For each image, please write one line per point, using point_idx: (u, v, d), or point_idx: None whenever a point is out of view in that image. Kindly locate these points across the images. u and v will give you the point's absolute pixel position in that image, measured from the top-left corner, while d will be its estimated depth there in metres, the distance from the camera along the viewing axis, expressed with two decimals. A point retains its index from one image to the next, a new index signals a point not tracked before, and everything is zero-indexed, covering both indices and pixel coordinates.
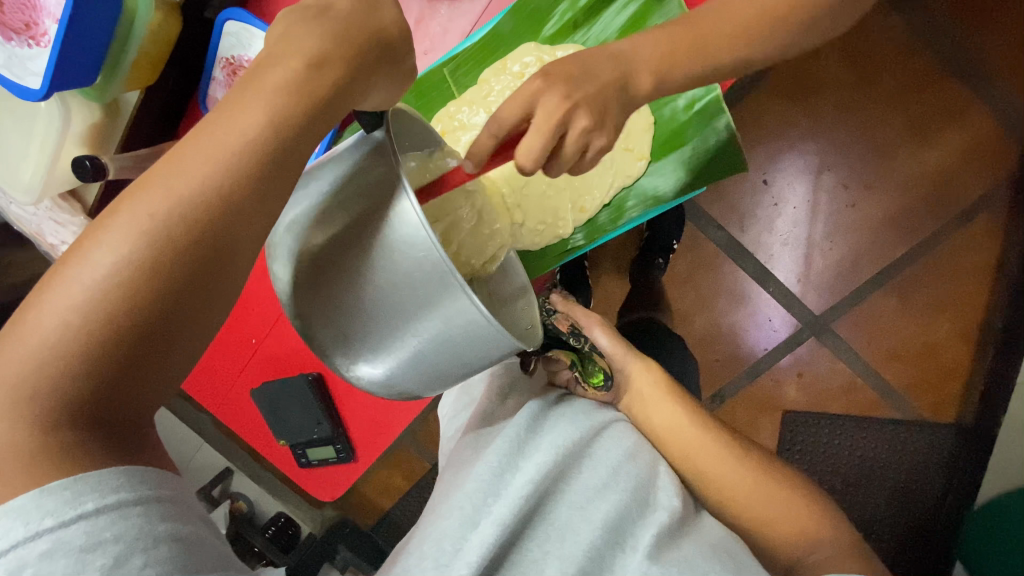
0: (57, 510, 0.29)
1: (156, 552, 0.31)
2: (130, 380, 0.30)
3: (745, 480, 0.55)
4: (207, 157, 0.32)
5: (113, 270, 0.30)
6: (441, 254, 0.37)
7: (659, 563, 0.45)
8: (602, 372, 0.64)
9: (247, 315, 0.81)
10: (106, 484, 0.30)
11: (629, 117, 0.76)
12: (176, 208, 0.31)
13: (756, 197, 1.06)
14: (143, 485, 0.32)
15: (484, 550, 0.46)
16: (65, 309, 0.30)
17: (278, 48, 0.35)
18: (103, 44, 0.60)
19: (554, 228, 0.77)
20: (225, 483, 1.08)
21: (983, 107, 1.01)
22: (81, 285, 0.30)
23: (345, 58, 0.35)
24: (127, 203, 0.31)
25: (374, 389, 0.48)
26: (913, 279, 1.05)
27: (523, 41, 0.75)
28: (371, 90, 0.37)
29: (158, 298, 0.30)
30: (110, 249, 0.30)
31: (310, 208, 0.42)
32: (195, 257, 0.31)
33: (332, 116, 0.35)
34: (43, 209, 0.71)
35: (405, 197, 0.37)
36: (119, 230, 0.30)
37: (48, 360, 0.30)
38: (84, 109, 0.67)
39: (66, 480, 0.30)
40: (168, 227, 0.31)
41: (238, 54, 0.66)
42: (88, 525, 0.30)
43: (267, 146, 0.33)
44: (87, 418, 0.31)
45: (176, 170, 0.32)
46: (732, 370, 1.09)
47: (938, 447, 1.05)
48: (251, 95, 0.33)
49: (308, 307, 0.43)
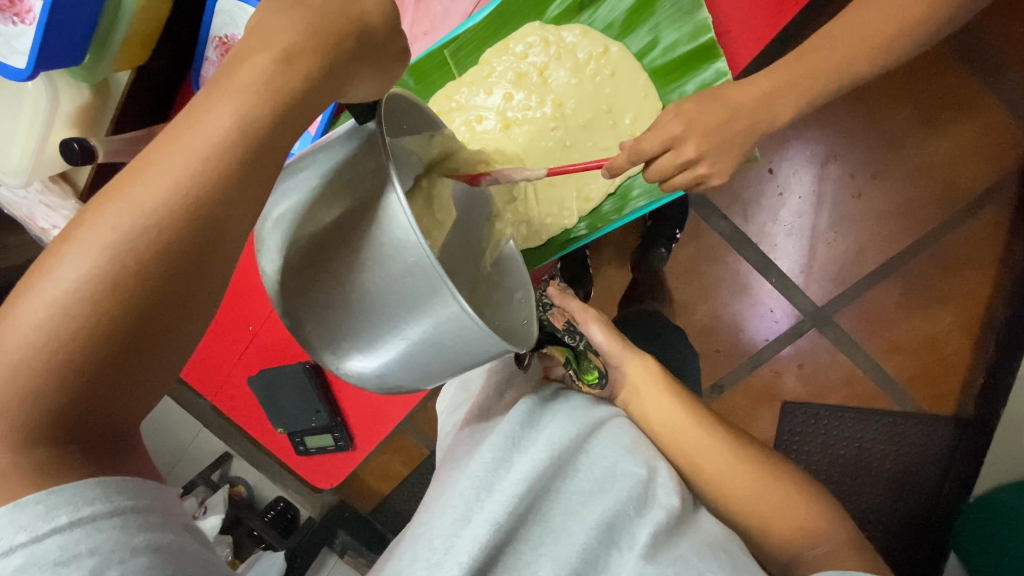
0: (30, 525, 0.29)
1: (133, 564, 0.30)
2: (111, 387, 0.30)
3: (744, 477, 0.54)
4: (179, 161, 0.31)
5: (78, 285, 0.29)
6: (430, 258, 0.36)
7: (655, 563, 0.44)
8: (597, 370, 0.62)
9: (243, 303, 0.79)
10: (82, 496, 0.29)
11: (637, 103, 0.74)
12: (143, 221, 0.30)
13: (761, 186, 1.04)
14: (121, 496, 0.31)
15: (476, 549, 0.45)
16: (30, 326, 0.29)
17: (256, 40, 0.33)
18: (91, 21, 0.57)
19: (559, 218, 0.74)
20: (224, 467, 1.10)
21: (995, 96, 0.99)
22: (45, 301, 0.29)
23: (323, 48, 0.33)
24: (93, 215, 0.30)
25: (365, 384, 0.47)
26: (917, 270, 1.04)
27: (528, 20, 0.73)
28: (353, 84, 0.35)
29: (131, 309, 0.29)
30: (75, 263, 0.29)
31: (300, 200, 0.40)
32: (169, 263, 0.30)
33: (310, 111, 0.34)
34: (34, 192, 0.68)
35: (393, 193, 0.36)
36: (82, 244, 0.29)
37: (17, 377, 0.28)
38: (72, 90, 0.65)
39: (39, 494, 0.29)
40: (136, 239, 0.29)
41: (230, 33, 0.64)
42: (62, 538, 0.29)
43: (240, 148, 0.32)
44: (64, 430, 0.30)
45: (143, 177, 0.30)
46: (732, 360, 1.08)
47: (936, 438, 1.06)
48: (219, 95, 0.32)
49: (296, 302, 0.42)
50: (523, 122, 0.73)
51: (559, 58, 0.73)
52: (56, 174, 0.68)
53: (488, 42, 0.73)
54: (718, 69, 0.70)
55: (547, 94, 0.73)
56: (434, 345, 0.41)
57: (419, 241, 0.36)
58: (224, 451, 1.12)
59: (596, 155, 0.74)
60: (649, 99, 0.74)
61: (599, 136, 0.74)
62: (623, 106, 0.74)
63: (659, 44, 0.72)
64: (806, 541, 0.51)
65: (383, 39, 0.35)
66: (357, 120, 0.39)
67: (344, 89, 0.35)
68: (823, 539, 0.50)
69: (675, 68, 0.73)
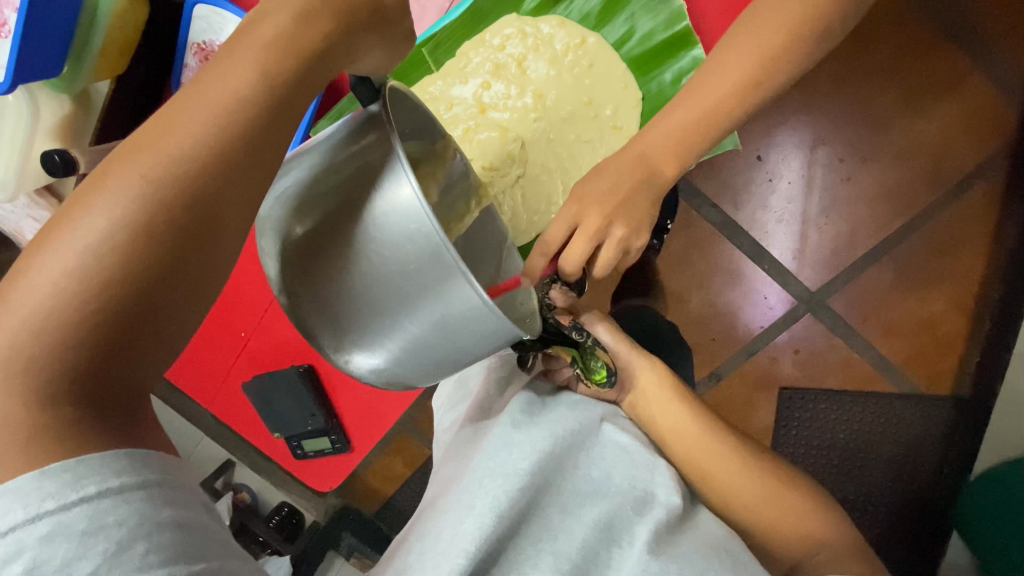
0: (58, 492, 0.28)
1: (159, 539, 0.29)
2: (124, 360, 0.29)
3: (747, 482, 0.55)
4: (203, 116, 0.31)
5: (110, 234, 0.28)
6: (447, 247, 0.36)
7: (659, 558, 0.45)
8: (605, 368, 0.59)
9: (235, 308, 0.80)
10: (109, 467, 0.29)
11: (618, 91, 0.73)
12: (170, 167, 0.30)
13: (751, 173, 1.04)
14: (147, 469, 0.30)
15: (480, 539, 0.46)
16: (59, 272, 0.28)
17: (268, 5, 0.34)
18: (67, 32, 0.57)
19: (546, 215, 0.74)
20: (228, 475, 1.09)
21: (980, 75, 1.00)
22: (76, 250, 0.28)
23: (338, 13, 0.34)
24: (118, 165, 0.29)
25: (364, 375, 0.45)
26: (911, 252, 1.04)
27: (504, 13, 0.73)
28: (362, 51, 0.35)
29: (150, 268, 0.29)
30: (105, 212, 0.29)
31: (301, 185, 0.39)
32: (186, 220, 0.30)
33: (325, 72, 0.34)
34: (20, 206, 0.68)
35: (406, 180, 0.36)
36: (112, 192, 0.29)
37: (40, 329, 0.28)
38: (53, 102, 0.65)
39: (68, 462, 0.28)
40: (161, 188, 0.29)
41: (209, 39, 0.64)
42: (90, 508, 0.28)
43: (269, 98, 0.32)
44: (87, 390, 0.29)
45: (173, 131, 0.30)
46: (729, 348, 1.08)
47: (935, 419, 1.05)
48: (189, 106, 0.31)
49: (297, 290, 0.40)
50: (502, 109, 0.72)
51: (536, 50, 0.72)
52: (43, 186, 0.68)
53: (468, 36, 0.73)
54: (695, 56, 0.71)
55: (526, 85, 0.73)
56: (442, 336, 0.41)
57: (435, 228, 0.35)
58: (226, 459, 1.10)
59: (580, 148, 0.74)
60: (629, 87, 0.73)
61: (581, 128, 0.74)
62: (603, 98, 0.73)
63: (635, 33, 0.72)
64: (811, 547, 0.53)
65: (390, 24, 0.36)
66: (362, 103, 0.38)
67: (352, 58, 0.35)
68: (823, 546, 0.53)
69: (653, 57, 0.72)
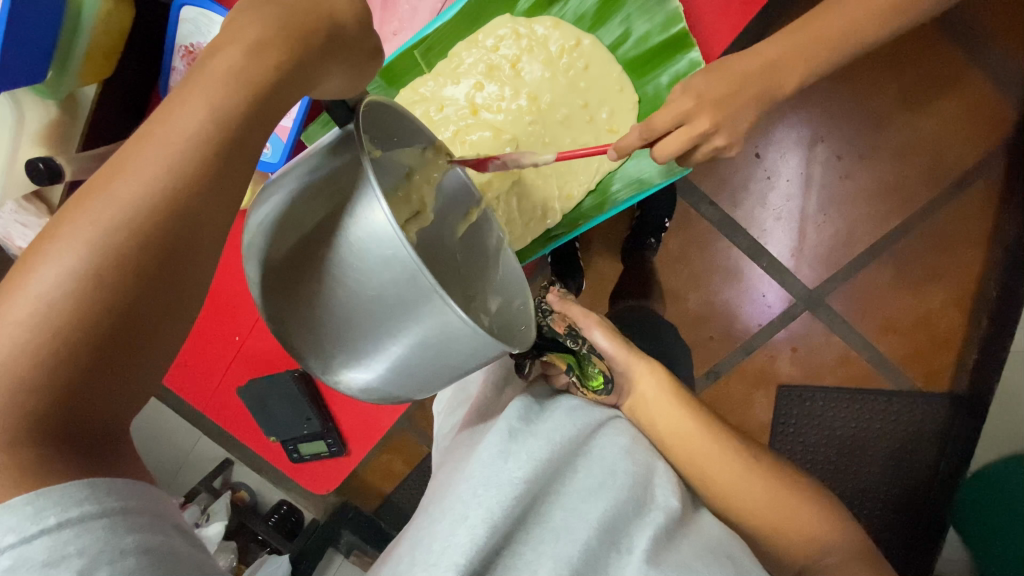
0: (19, 525, 0.28)
1: (123, 564, 0.30)
2: (98, 389, 0.30)
3: (751, 487, 0.54)
4: (160, 155, 0.31)
5: (63, 281, 0.29)
6: (419, 268, 0.35)
7: (658, 567, 0.44)
8: (602, 376, 0.59)
9: (226, 314, 0.79)
10: (70, 497, 0.29)
11: (615, 95, 0.73)
12: (124, 214, 0.30)
13: (748, 171, 1.03)
14: (109, 497, 0.30)
15: (473, 551, 0.44)
16: (15, 322, 0.29)
17: (224, 33, 0.34)
18: (52, 37, 0.57)
19: (541, 220, 0.73)
20: (225, 474, 1.08)
21: (978, 71, 0.99)
22: (32, 299, 0.29)
23: (293, 43, 0.34)
24: (73, 212, 0.30)
25: (354, 392, 0.45)
26: (909, 249, 1.03)
27: (497, 13, 0.71)
28: (322, 79, 0.35)
29: (113, 306, 0.30)
30: (63, 259, 0.29)
31: (284, 204, 0.39)
32: (150, 257, 0.31)
33: (278, 104, 0.35)
34: (7, 212, 0.65)
35: (377, 204, 0.35)
36: (65, 241, 0.30)
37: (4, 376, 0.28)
38: (38, 108, 0.64)
39: (28, 495, 0.29)
40: (115, 234, 0.30)
41: (196, 42, 0.63)
42: (51, 539, 0.29)
43: (224, 133, 0.33)
44: (55, 429, 0.30)
45: (123, 171, 0.31)
46: (726, 347, 1.07)
47: (932, 417, 1.05)
48: (166, 133, 0.32)
49: (283, 309, 0.40)
50: (496, 111, 0.72)
51: (530, 51, 0.71)
52: (31, 192, 0.66)
53: (459, 35, 0.71)
54: (692, 59, 0.68)
55: (520, 87, 0.72)
56: (428, 353, 0.40)
57: (409, 254, 0.35)
58: (225, 458, 1.10)
59: (576, 151, 0.74)
60: (625, 91, 0.73)
61: (578, 132, 0.74)
62: (599, 99, 0.74)
63: (631, 35, 0.71)
64: (817, 549, 0.53)
65: (354, 38, 0.36)
66: (338, 122, 0.38)
67: (315, 83, 0.35)
68: (821, 545, 0.53)
69: (651, 58, 0.71)
